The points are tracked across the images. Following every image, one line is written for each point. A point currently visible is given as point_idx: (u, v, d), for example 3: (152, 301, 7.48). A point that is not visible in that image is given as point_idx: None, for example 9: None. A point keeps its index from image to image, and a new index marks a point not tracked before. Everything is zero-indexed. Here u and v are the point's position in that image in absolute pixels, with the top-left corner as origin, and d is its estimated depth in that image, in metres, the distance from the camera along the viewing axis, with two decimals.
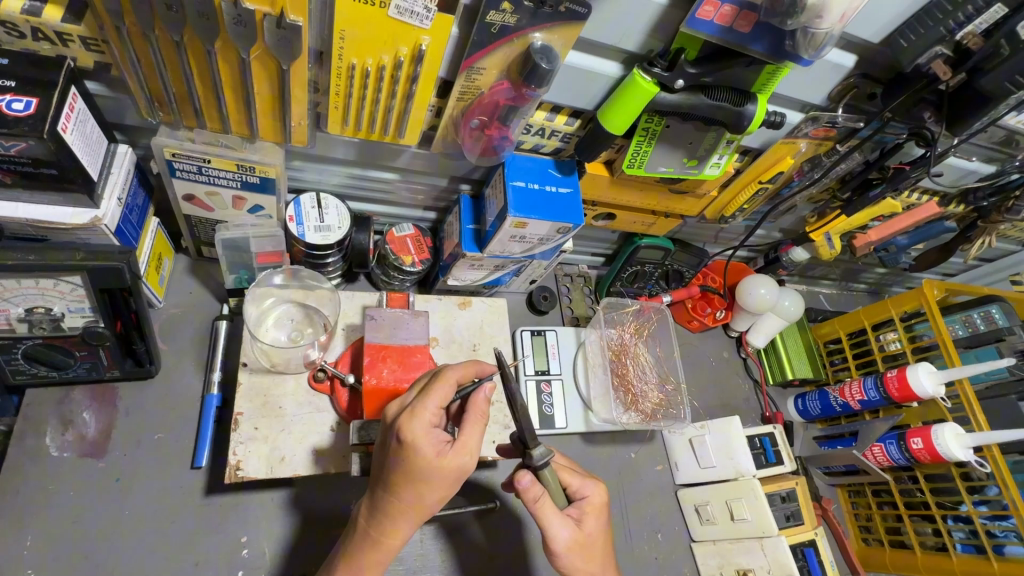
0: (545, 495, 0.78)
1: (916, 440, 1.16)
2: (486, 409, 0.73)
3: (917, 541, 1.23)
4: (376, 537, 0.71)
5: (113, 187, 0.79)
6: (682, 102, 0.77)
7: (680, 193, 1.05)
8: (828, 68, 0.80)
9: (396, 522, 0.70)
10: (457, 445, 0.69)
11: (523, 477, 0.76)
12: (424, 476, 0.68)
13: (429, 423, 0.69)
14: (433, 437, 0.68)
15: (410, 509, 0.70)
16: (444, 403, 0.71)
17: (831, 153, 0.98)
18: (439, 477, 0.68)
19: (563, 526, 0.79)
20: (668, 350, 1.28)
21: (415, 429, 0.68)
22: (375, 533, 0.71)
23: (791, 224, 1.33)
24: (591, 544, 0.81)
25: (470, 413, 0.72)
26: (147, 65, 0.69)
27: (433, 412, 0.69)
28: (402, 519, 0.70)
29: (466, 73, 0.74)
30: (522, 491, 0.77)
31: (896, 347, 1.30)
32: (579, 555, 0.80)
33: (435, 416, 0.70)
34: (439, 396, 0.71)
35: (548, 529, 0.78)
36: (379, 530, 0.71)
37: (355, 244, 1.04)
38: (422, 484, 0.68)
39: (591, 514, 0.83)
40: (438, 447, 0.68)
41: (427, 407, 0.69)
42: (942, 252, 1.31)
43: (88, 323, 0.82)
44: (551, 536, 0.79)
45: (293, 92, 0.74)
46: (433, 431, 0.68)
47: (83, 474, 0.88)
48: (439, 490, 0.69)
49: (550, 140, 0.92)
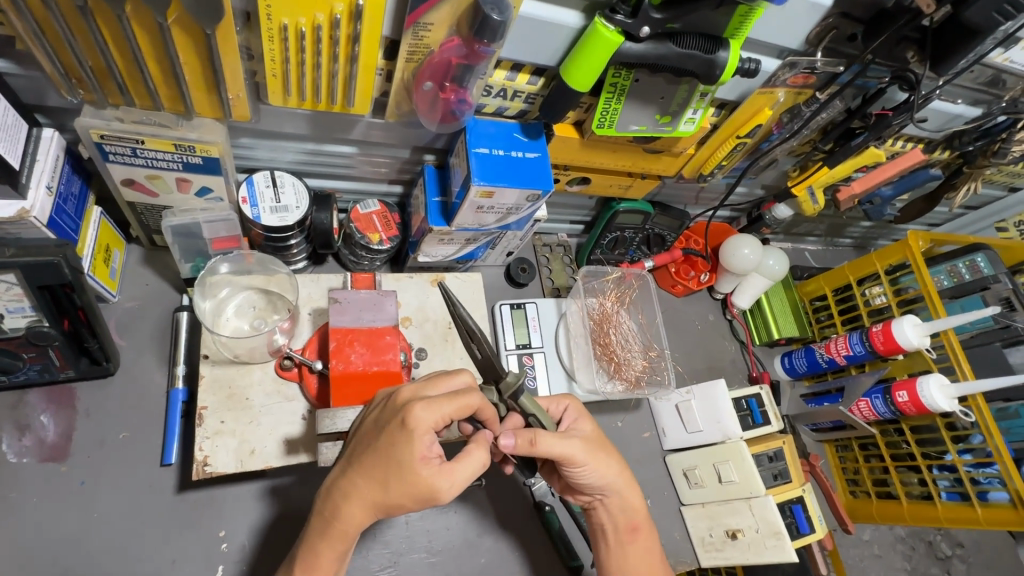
0: (537, 429, 0.76)
1: (902, 394, 1.15)
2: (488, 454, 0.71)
3: (903, 490, 1.24)
4: (330, 519, 0.68)
5: (40, 176, 0.73)
6: (649, 51, 0.72)
7: (656, 151, 1.00)
8: (804, 8, 0.75)
9: (349, 504, 0.68)
10: (444, 466, 0.67)
11: (506, 439, 0.73)
12: (400, 473, 0.66)
13: (432, 426, 0.67)
14: (426, 442, 0.66)
15: (369, 496, 0.67)
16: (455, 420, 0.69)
17: (812, 102, 0.93)
18: (410, 483, 0.66)
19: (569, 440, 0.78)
20: (651, 317, 1.25)
21: (417, 423, 0.66)
22: (327, 512, 0.69)
23: (774, 180, 1.29)
24: (600, 441, 0.84)
25: (474, 444, 0.71)
26: (55, 37, 0.63)
27: (441, 419, 0.67)
28: (356, 504, 0.68)
29: (412, 30, 0.68)
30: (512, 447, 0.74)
31: (881, 301, 1.29)
32: (602, 460, 0.81)
33: (441, 425, 0.68)
34: (456, 406, 0.69)
35: (559, 450, 0.76)
36: (334, 513, 0.68)
37: (317, 224, 0.98)
38: (394, 480, 0.66)
39: (579, 416, 0.87)
40: (426, 453, 0.67)
41: (439, 411, 0.67)
42: (927, 201, 1.28)
43: (32, 324, 0.77)
44: (566, 453, 0.77)
45: (225, 59, 0.67)
46: (430, 435, 0.67)
47: (46, 479, 0.85)
48: (404, 496, 0.66)
49: (513, 101, 0.86)
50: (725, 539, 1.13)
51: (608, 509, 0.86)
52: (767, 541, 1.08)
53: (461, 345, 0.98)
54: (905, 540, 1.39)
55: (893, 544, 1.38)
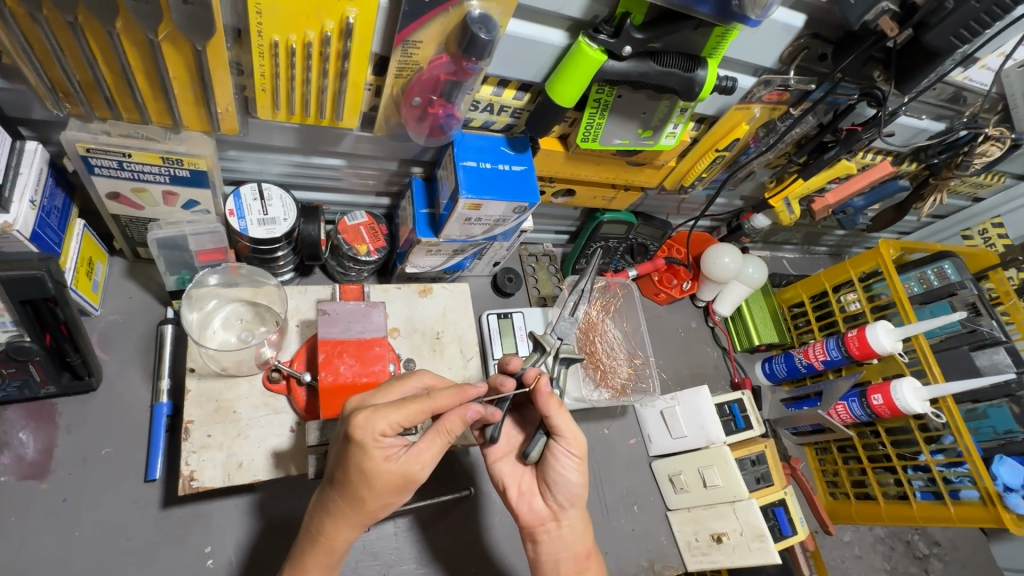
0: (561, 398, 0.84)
1: (876, 397, 1.19)
2: (456, 428, 0.70)
3: (880, 491, 1.27)
4: (317, 534, 0.70)
5: (23, 190, 0.73)
6: (631, 70, 0.75)
7: (638, 164, 1.03)
8: (777, 28, 0.79)
9: (338, 523, 0.69)
10: (410, 453, 0.68)
11: (543, 385, 0.82)
12: (367, 479, 0.66)
13: (384, 431, 0.66)
14: (382, 445, 0.66)
15: (353, 512, 0.68)
16: (408, 419, 0.67)
17: (785, 118, 0.97)
18: (381, 482, 0.67)
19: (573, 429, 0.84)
20: (635, 325, 1.27)
21: (366, 435, 0.65)
22: (315, 529, 0.70)
23: (752, 191, 1.33)
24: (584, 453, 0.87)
25: (435, 428, 0.70)
26: (42, 51, 0.63)
27: (389, 424, 0.66)
28: (343, 520, 0.69)
29: (401, 47, 0.69)
30: (546, 396, 0.82)
31: (855, 307, 1.33)
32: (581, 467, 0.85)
33: (394, 427, 0.66)
34: (401, 409, 0.67)
35: (570, 430, 0.83)
36: (320, 529, 0.69)
37: (305, 235, 0.98)
38: (364, 489, 0.67)
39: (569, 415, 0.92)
40: (388, 452, 0.67)
41: (385, 418, 0.66)
42: (897, 211, 1.33)
43: (13, 338, 0.76)
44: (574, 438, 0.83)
45: (215, 74, 0.68)
46: (384, 439, 0.66)
47: (25, 498, 0.83)
48: (381, 498, 0.68)
49: (500, 116, 0.88)
50: (710, 543, 1.16)
51: (572, 527, 0.87)
52: (751, 544, 1.10)
53: (450, 355, 0.99)
54: (884, 541, 1.43)
55: (872, 545, 1.41)
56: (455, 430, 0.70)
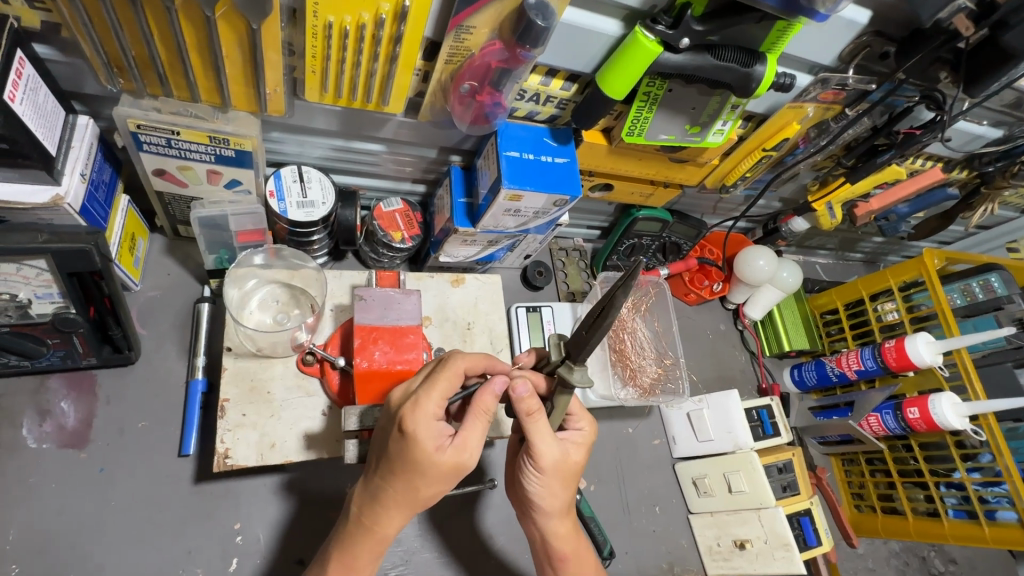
0: (541, 408, 0.72)
1: (912, 410, 1.16)
2: (491, 407, 0.69)
3: (909, 506, 1.24)
4: (370, 524, 0.70)
5: (75, 163, 0.73)
6: (687, 63, 0.72)
7: (681, 161, 1.00)
8: (841, 26, 0.76)
9: (391, 513, 0.69)
10: (460, 442, 0.67)
11: (517, 386, 0.70)
12: (422, 470, 0.66)
13: (433, 417, 0.66)
14: (433, 433, 0.65)
15: (407, 501, 0.68)
16: (448, 398, 0.68)
17: (840, 118, 0.94)
18: (436, 472, 0.66)
19: (550, 446, 0.74)
20: (666, 325, 1.25)
21: (419, 421, 0.65)
22: (365, 520, 0.70)
23: (792, 193, 1.30)
24: (566, 470, 0.77)
25: (474, 411, 0.69)
26: (100, 26, 0.63)
27: (436, 405, 0.66)
28: (396, 510, 0.69)
29: (454, 32, 0.68)
30: (517, 402, 0.70)
31: (893, 317, 1.30)
32: (556, 478, 0.77)
33: (440, 408, 0.67)
34: (445, 387, 0.67)
35: (536, 443, 0.72)
36: (373, 519, 0.69)
37: (341, 220, 0.98)
38: (419, 479, 0.66)
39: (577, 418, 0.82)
40: (438, 441, 0.66)
41: (432, 399, 0.66)
42: (943, 219, 1.27)
43: (59, 310, 0.77)
44: (538, 451, 0.73)
45: (266, 54, 0.68)
46: (435, 425, 0.66)
47: (65, 466, 0.85)
48: (435, 486, 0.67)
49: (545, 106, 0.86)
50: (732, 549, 1.14)
51: (535, 526, 0.82)
52: (775, 552, 1.08)
53: (480, 346, 0.99)
54: (899, 555, 1.38)
55: (886, 559, 1.36)
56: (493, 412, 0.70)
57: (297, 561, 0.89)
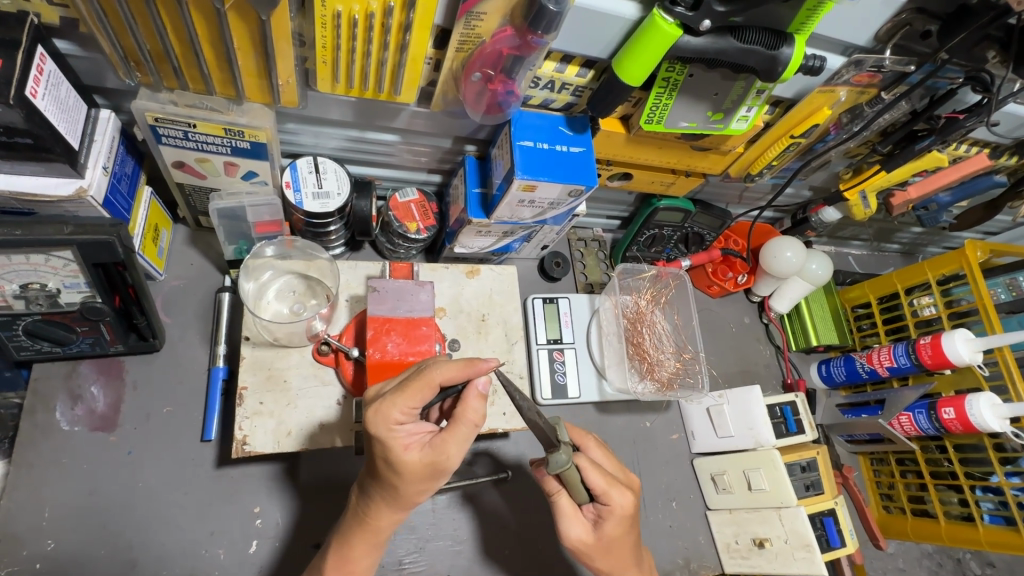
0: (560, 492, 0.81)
1: (947, 410, 1.10)
2: (479, 410, 0.68)
3: (942, 510, 1.19)
4: (362, 515, 0.71)
5: (98, 156, 0.75)
6: (707, 46, 0.69)
7: (703, 149, 0.97)
8: (877, 3, 0.71)
9: (379, 505, 0.69)
10: (434, 442, 0.66)
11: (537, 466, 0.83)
12: (394, 469, 0.65)
13: (397, 420, 0.65)
14: (398, 436, 0.65)
15: (391, 496, 0.68)
16: (418, 402, 0.66)
17: (875, 102, 0.89)
18: (409, 471, 0.66)
19: (574, 524, 0.81)
20: (686, 318, 1.22)
21: (380, 426, 0.64)
22: (359, 510, 0.71)
23: (824, 181, 1.24)
24: (609, 544, 0.80)
25: (461, 414, 0.67)
26: (116, 21, 0.64)
27: (400, 411, 0.65)
28: (383, 503, 0.69)
29: (465, 19, 0.67)
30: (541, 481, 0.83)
31: (930, 313, 1.22)
32: (584, 553, 0.81)
33: (405, 413, 0.66)
34: (414, 396, 0.66)
35: (561, 526, 0.81)
36: (365, 509, 0.70)
37: (357, 211, 0.99)
38: (395, 477, 0.66)
39: (612, 489, 0.78)
40: (406, 443, 0.65)
41: (396, 405, 0.65)
42: (988, 209, 1.19)
43: (86, 299, 0.80)
44: (564, 535, 0.81)
45: (278, 45, 0.68)
46: (400, 428, 0.65)
47: (96, 448, 0.88)
48: (413, 484, 0.67)
49: (560, 94, 0.84)
50: (751, 547, 1.12)
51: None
52: (795, 553, 1.05)
53: (494, 338, 0.98)
54: (931, 556, 1.33)
55: (918, 559, 1.31)
56: (477, 415, 0.68)
57: (314, 545, 0.91)
